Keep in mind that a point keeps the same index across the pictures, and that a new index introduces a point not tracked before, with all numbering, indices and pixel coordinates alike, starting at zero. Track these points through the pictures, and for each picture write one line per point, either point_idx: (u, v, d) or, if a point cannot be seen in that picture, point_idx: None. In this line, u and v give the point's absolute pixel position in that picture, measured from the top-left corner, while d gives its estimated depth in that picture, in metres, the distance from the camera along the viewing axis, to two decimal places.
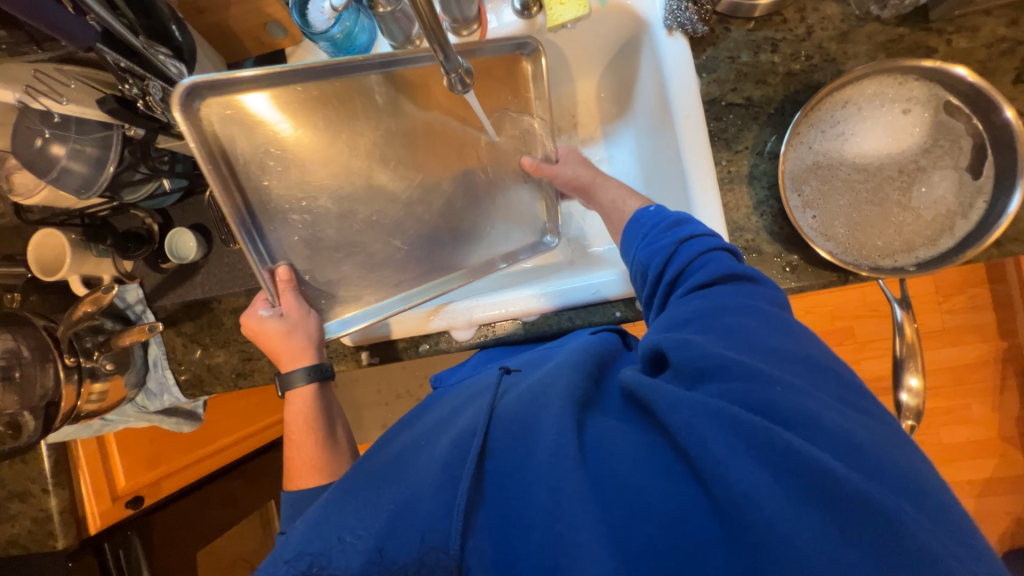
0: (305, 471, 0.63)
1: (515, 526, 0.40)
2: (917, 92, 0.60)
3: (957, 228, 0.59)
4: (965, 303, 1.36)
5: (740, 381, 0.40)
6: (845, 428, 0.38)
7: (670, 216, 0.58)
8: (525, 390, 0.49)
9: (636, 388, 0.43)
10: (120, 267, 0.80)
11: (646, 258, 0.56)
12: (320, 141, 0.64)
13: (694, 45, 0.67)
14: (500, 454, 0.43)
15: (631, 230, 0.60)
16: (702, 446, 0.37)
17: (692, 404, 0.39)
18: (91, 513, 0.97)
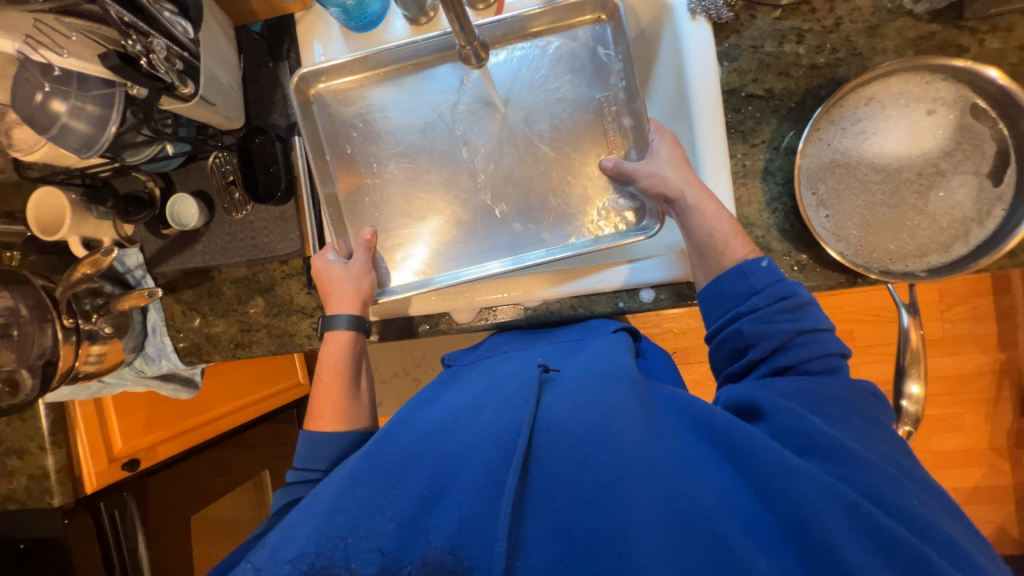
0: (329, 416, 0.64)
1: (575, 542, 0.41)
2: (944, 92, 0.58)
3: (972, 235, 0.58)
4: (967, 313, 1.36)
5: (857, 468, 0.41)
6: (943, 526, 0.39)
7: (790, 290, 0.53)
8: (588, 404, 0.50)
9: (729, 432, 0.44)
10: (120, 231, 0.80)
11: (748, 336, 0.53)
12: (395, 112, 0.73)
13: (716, 32, 0.65)
14: (556, 465, 0.45)
15: (727, 278, 0.55)
16: (817, 519, 0.37)
17: (814, 480, 0.39)
18: (87, 478, 0.98)
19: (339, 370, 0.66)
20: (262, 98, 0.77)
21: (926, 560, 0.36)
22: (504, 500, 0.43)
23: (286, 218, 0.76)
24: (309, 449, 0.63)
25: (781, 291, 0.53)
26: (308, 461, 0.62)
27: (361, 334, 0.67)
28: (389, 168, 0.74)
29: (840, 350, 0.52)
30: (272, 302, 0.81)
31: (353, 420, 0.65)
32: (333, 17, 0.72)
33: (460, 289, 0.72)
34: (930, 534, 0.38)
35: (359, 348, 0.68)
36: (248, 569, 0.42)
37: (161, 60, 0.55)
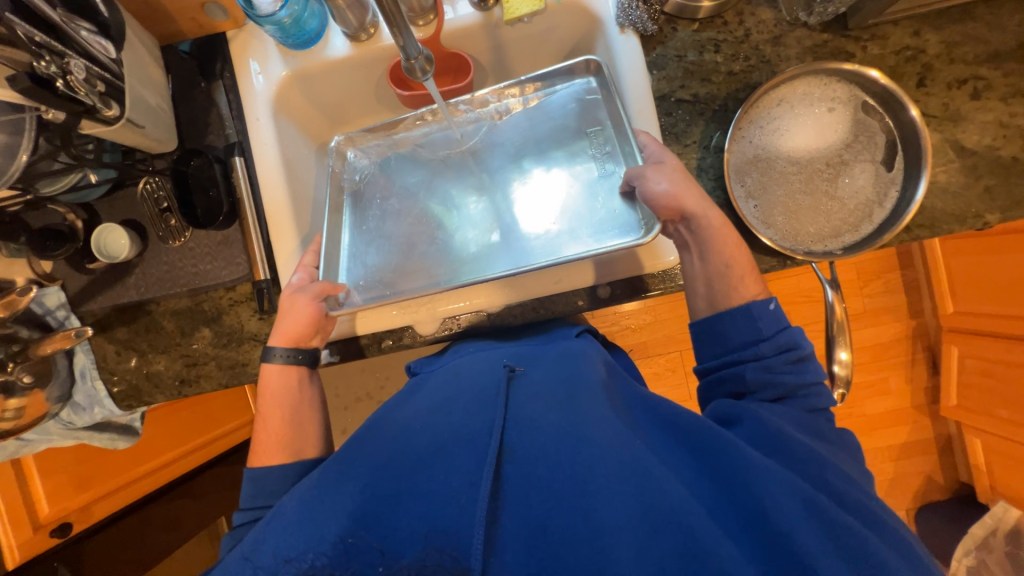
0: (272, 446, 0.62)
1: (547, 540, 0.41)
2: (840, 92, 0.66)
3: (875, 215, 0.65)
4: (882, 287, 1.52)
5: (804, 461, 0.45)
6: (878, 513, 0.43)
7: (797, 344, 0.57)
8: (565, 409, 0.51)
9: (706, 437, 0.47)
10: (36, 267, 0.72)
11: (750, 383, 0.56)
12: (405, 162, 0.79)
13: (645, 43, 0.71)
14: (528, 463, 0.45)
15: (735, 317, 0.58)
16: (776, 508, 0.39)
17: (776, 476, 0.42)
18: (7, 552, 0.89)
19: (284, 405, 0.64)
20: (196, 120, 0.74)
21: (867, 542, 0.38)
22: (478, 503, 0.42)
23: (229, 242, 0.72)
24: (255, 486, 0.59)
25: (785, 341, 0.57)
26: (254, 498, 0.59)
27: (300, 365, 0.66)
28: (392, 200, 0.78)
29: (826, 404, 0.56)
30: (220, 332, 0.77)
31: (302, 448, 0.63)
32: (269, 34, 0.70)
33: (420, 300, 0.72)
34: (861, 511, 0.42)
35: (306, 380, 0.67)
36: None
37: (81, 82, 0.51)
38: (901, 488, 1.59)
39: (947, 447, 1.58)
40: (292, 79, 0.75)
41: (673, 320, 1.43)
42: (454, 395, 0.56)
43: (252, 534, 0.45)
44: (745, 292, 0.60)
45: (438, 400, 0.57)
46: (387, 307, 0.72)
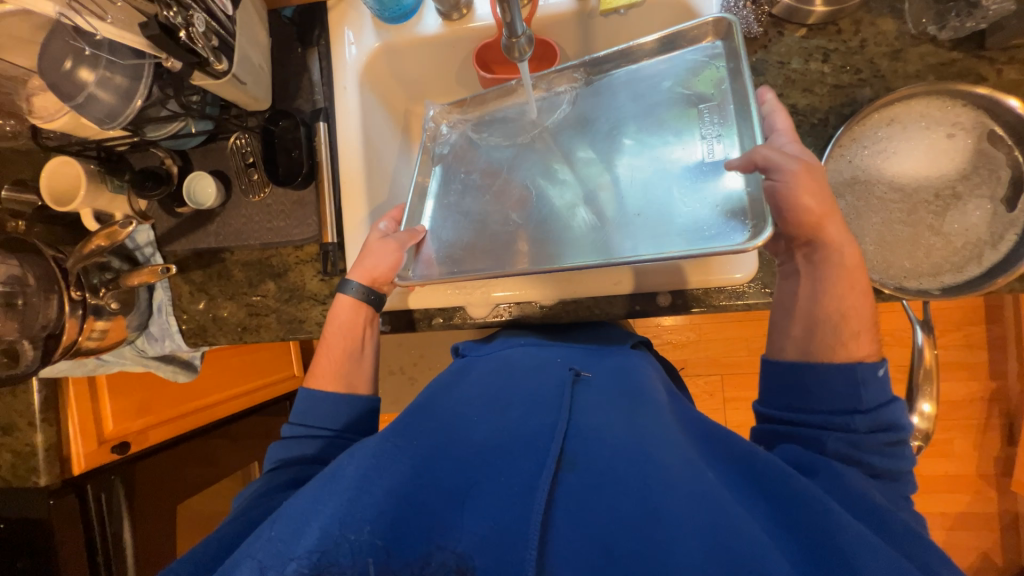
0: (327, 372, 0.65)
1: (606, 553, 0.39)
2: (963, 118, 0.60)
3: (985, 257, 0.59)
4: (960, 341, 1.39)
5: (883, 517, 0.42)
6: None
7: (895, 425, 0.50)
8: (626, 424, 0.50)
9: (786, 482, 0.43)
10: (135, 206, 0.78)
11: (831, 453, 0.49)
12: (493, 134, 0.75)
13: (745, 46, 0.67)
14: (589, 473, 0.45)
15: (834, 376, 0.51)
16: (855, 558, 0.36)
17: (852, 522, 0.39)
18: (74, 458, 0.96)
19: (347, 338, 0.66)
20: (288, 83, 0.77)
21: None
22: (536, 502, 0.42)
23: (303, 203, 0.76)
24: (304, 408, 0.63)
25: (887, 418, 0.50)
26: (302, 417, 0.62)
27: (367, 305, 0.67)
28: (476, 173, 0.73)
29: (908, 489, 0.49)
30: (284, 287, 0.80)
31: (352, 384, 0.65)
32: (366, 6, 0.72)
33: (475, 283, 0.71)
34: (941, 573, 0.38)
35: (366, 319, 0.68)
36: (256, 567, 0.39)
37: (200, 34, 0.55)
38: (949, 561, 1.45)
39: (1013, 526, 1.42)
40: (382, 52, 0.77)
41: (720, 341, 1.37)
42: (510, 391, 0.57)
43: (305, 492, 0.45)
44: (852, 352, 0.53)
45: (495, 393, 0.57)
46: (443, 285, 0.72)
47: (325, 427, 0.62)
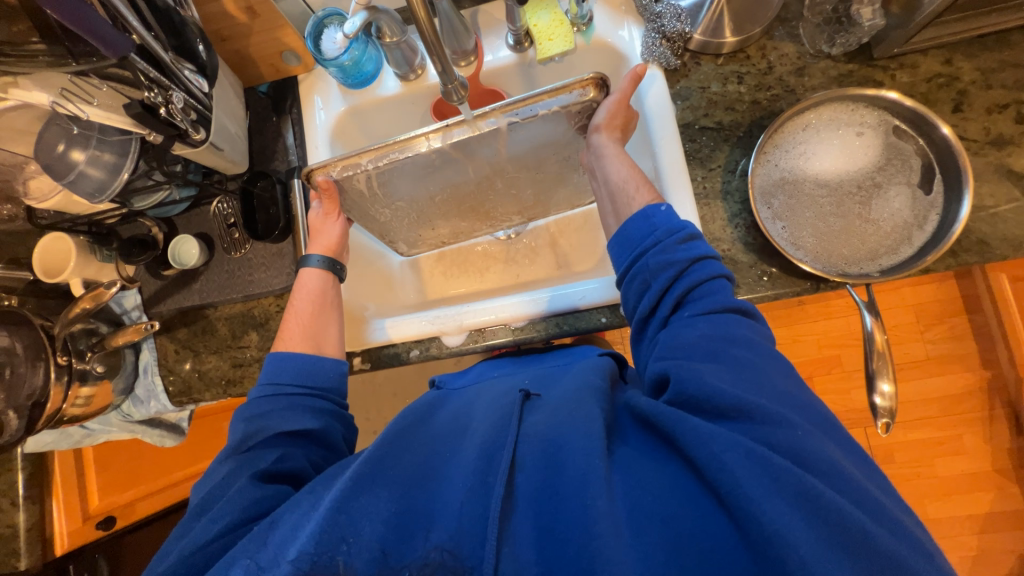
0: (295, 335, 0.65)
1: (553, 539, 0.41)
2: (868, 117, 0.67)
3: (915, 238, 0.63)
4: (946, 333, 1.40)
5: (758, 423, 0.43)
6: (827, 456, 0.41)
7: (680, 226, 0.55)
8: (566, 407, 0.49)
9: (702, 461, 0.41)
10: (122, 271, 0.82)
11: (653, 269, 0.54)
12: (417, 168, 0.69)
13: (669, 77, 0.75)
14: (540, 471, 0.44)
15: (633, 221, 0.57)
16: (732, 483, 0.39)
17: (721, 439, 0.41)
18: (58, 537, 0.94)
19: (313, 302, 0.68)
20: (265, 147, 0.84)
21: (809, 487, 0.38)
22: (490, 502, 0.43)
23: (282, 254, 0.80)
24: (274, 367, 0.62)
25: (678, 224, 0.55)
26: (272, 376, 0.61)
27: (333, 275, 0.71)
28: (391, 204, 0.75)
29: (720, 274, 0.53)
30: (266, 336, 0.83)
31: (320, 345, 0.65)
32: (332, 76, 0.81)
33: (450, 313, 0.76)
34: (813, 466, 0.41)
35: (334, 290, 0.71)
36: (252, 568, 0.42)
37: (178, 110, 0.62)
38: (986, 567, 1.37)
39: None
40: (348, 113, 0.85)
41: None
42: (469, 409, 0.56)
43: (288, 520, 0.45)
44: (642, 198, 0.60)
45: (456, 412, 0.57)
46: (417, 318, 0.76)
47: (301, 384, 0.61)
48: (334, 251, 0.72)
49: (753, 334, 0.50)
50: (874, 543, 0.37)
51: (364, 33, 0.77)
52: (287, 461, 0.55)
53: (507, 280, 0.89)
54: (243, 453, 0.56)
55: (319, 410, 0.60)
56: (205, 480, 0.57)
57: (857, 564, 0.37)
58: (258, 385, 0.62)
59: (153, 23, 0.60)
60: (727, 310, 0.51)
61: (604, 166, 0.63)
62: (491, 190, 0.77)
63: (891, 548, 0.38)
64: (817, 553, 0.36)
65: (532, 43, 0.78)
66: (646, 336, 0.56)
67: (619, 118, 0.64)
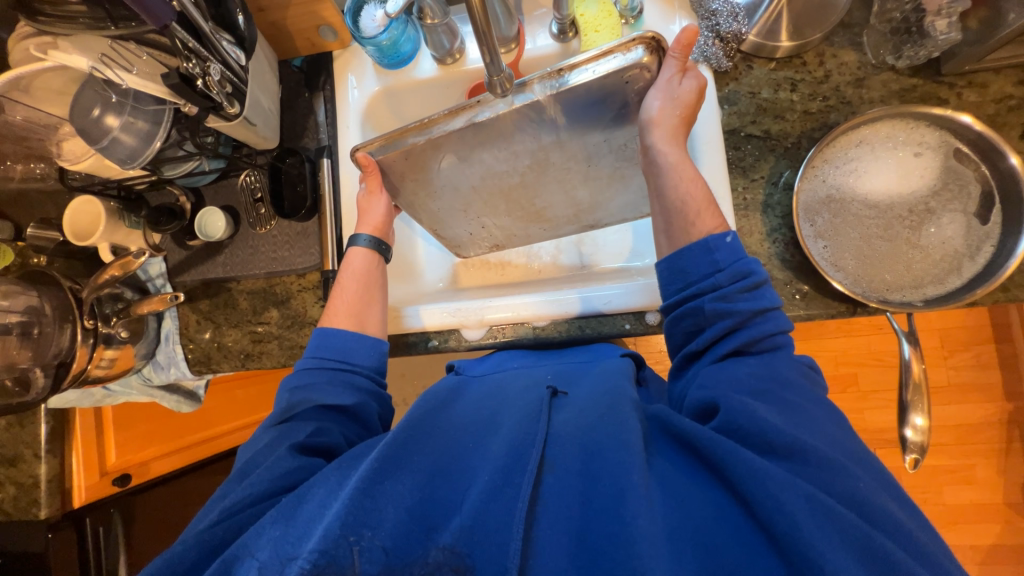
0: (340, 313, 0.64)
1: (589, 550, 0.39)
2: (929, 137, 0.63)
3: (964, 269, 0.60)
4: (970, 361, 1.36)
5: (819, 469, 0.41)
6: (892, 513, 0.39)
7: (747, 270, 0.51)
8: (599, 410, 0.48)
9: (745, 488, 0.40)
10: (150, 239, 0.82)
11: (707, 316, 0.51)
12: (456, 156, 0.67)
13: (717, 79, 0.72)
14: (578, 478, 0.43)
15: (691, 251, 0.53)
16: (791, 525, 0.37)
17: (768, 470, 0.40)
18: (77, 490, 0.97)
19: (361, 281, 0.67)
20: (296, 123, 0.83)
21: (874, 541, 0.37)
22: (517, 504, 0.41)
23: (306, 233, 0.80)
24: (320, 342, 0.61)
25: (742, 270, 0.51)
26: (317, 349, 0.61)
27: (379, 255, 0.70)
28: (437, 193, 0.74)
29: (783, 329, 0.51)
30: (286, 314, 0.83)
31: (363, 323, 0.64)
32: (368, 54, 0.79)
33: (472, 306, 0.75)
34: (874, 517, 0.39)
35: (380, 270, 0.70)
36: (286, 539, 0.41)
37: (215, 83, 0.61)
38: None
39: None
40: (382, 94, 0.83)
41: None
42: (494, 402, 0.54)
43: (315, 495, 0.45)
44: (703, 226, 0.56)
45: (480, 402, 0.54)
46: (443, 308, 0.75)
47: (340, 360, 0.60)
48: (380, 231, 0.70)
49: (807, 381, 0.49)
50: None
51: (405, 12, 0.75)
52: (323, 435, 0.54)
53: (529, 275, 0.88)
54: (282, 424, 0.56)
55: (359, 387, 0.59)
56: (251, 444, 0.57)
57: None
58: (303, 357, 0.62)
59: None
60: (776, 352, 0.50)
61: (663, 180, 0.59)
62: (541, 185, 0.74)
63: None
64: None
65: (577, 33, 0.75)
66: (685, 374, 0.54)
67: (675, 118, 0.59)
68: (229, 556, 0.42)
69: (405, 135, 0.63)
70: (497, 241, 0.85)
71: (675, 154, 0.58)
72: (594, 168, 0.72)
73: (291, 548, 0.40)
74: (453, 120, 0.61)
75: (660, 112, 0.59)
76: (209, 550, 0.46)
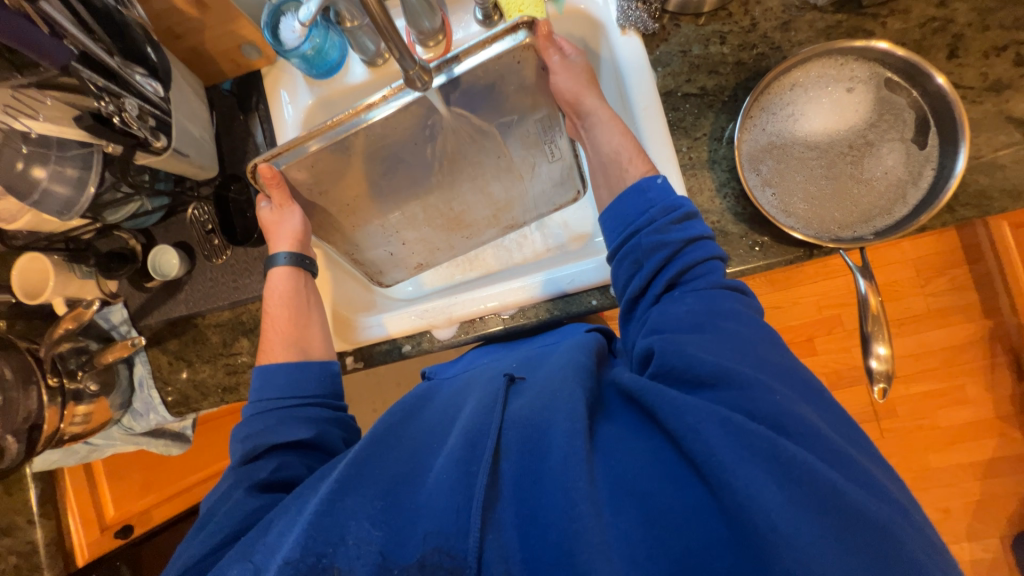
0: (276, 344, 0.64)
1: (537, 526, 0.39)
2: (859, 71, 0.63)
3: (909, 196, 0.61)
4: (945, 285, 1.38)
5: (739, 389, 0.42)
6: (794, 412, 0.40)
7: (676, 204, 0.53)
8: (543, 389, 0.48)
9: (684, 440, 0.40)
10: (105, 288, 0.81)
11: (646, 249, 0.52)
12: None
13: (648, 42, 0.71)
14: (521, 455, 0.43)
15: (626, 197, 0.55)
16: (704, 450, 0.38)
17: (698, 410, 0.40)
18: (78, 550, 0.96)
19: (287, 305, 0.66)
20: (235, 148, 0.81)
21: (774, 445, 0.38)
22: (473, 494, 0.41)
23: (264, 258, 0.79)
24: (260, 382, 0.60)
25: (675, 203, 0.53)
26: (262, 392, 0.60)
27: (303, 271, 0.69)
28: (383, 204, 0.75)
29: (715, 255, 0.51)
30: (258, 342, 0.82)
31: (305, 349, 0.64)
32: (295, 67, 0.77)
33: (438, 306, 0.74)
34: (789, 428, 0.40)
35: (307, 286, 0.69)
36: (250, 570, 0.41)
37: (134, 118, 0.59)
38: (990, 511, 1.39)
39: None
40: (317, 105, 0.81)
41: None
42: (456, 399, 0.54)
43: (277, 526, 0.44)
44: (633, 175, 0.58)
45: (444, 401, 0.55)
46: (409, 313, 0.75)
47: (292, 397, 0.60)
48: (299, 244, 0.68)
49: (743, 305, 0.49)
50: (858, 510, 0.36)
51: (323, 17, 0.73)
52: (285, 469, 0.54)
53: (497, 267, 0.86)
54: (248, 466, 0.55)
55: (314, 419, 0.58)
56: (215, 494, 0.55)
57: (825, 518, 0.36)
58: (249, 403, 0.60)
59: (96, 28, 0.57)
60: (720, 289, 0.50)
61: (598, 135, 0.63)
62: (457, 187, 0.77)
63: (874, 511, 0.37)
64: (794, 523, 0.35)
65: (502, 16, 0.74)
66: (635, 316, 0.54)
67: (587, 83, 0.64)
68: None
69: (333, 132, 0.62)
70: (421, 258, 0.84)
71: (604, 114, 0.63)
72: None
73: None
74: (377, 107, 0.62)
75: (572, 86, 0.64)
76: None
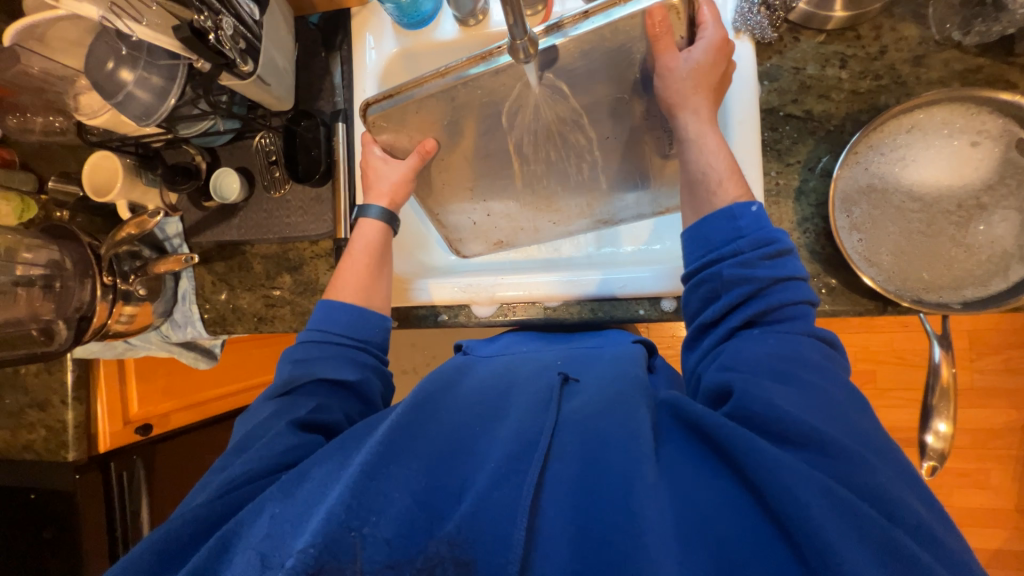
0: (350, 284, 0.64)
1: (591, 539, 0.39)
2: (990, 125, 0.57)
3: (1013, 271, 0.56)
4: (999, 364, 1.30)
5: (834, 456, 0.39)
6: (884, 483, 0.38)
7: (772, 238, 0.50)
8: (600, 400, 0.48)
9: (767, 489, 0.38)
10: (166, 199, 0.82)
11: (725, 281, 0.50)
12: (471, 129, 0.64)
13: (760, 51, 0.66)
14: (577, 462, 0.42)
15: (714, 219, 0.52)
16: (789, 505, 0.36)
17: (792, 467, 0.38)
18: (101, 435, 1.02)
19: (369, 255, 0.66)
20: (311, 85, 0.81)
21: (862, 512, 0.36)
22: (522, 492, 0.41)
23: (321, 200, 0.79)
24: (325, 314, 0.62)
25: (766, 237, 0.50)
26: (322, 322, 0.61)
27: (390, 228, 0.69)
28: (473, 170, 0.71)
29: (806, 299, 0.49)
30: (299, 281, 0.83)
31: (370, 298, 0.64)
32: (387, 12, 0.75)
33: (482, 283, 0.73)
34: (873, 497, 0.38)
35: (389, 242, 0.69)
36: (281, 511, 0.42)
37: (227, 37, 0.59)
38: None
39: None
40: (400, 56, 0.79)
41: None
42: (503, 387, 0.54)
43: (315, 474, 0.45)
44: (726, 195, 0.54)
45: (489, 386, 0.54)
46: (452, 284, 0.74)
47: (348, 337, 0.61)
48: (394, 200, 0.68)
49: (830, 360, 0.47)
50: None
51: None
52: (323, 411, 0.55)
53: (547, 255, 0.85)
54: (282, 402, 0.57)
55: (360, 362, 0.59)
56: (249, 418, 0.58)
57: None
58: (306, 329, 0.62)
59: None
60: (805, 336, 0.47)
61: (692, 149, 0.57)
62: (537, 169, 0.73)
63: None
64: None
65: None
66: (699, 346, 0.52)
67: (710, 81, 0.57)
68: (227, 533, 0.43)
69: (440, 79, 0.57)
70: (502, 236, 0.82)
71: (703, 124, 0.56)
72: (613, 137, 0.67)
73: (285, 519, 0.42)
74: (471, 66, 0.56)
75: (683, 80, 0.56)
76: (208, 522, 0.46)
